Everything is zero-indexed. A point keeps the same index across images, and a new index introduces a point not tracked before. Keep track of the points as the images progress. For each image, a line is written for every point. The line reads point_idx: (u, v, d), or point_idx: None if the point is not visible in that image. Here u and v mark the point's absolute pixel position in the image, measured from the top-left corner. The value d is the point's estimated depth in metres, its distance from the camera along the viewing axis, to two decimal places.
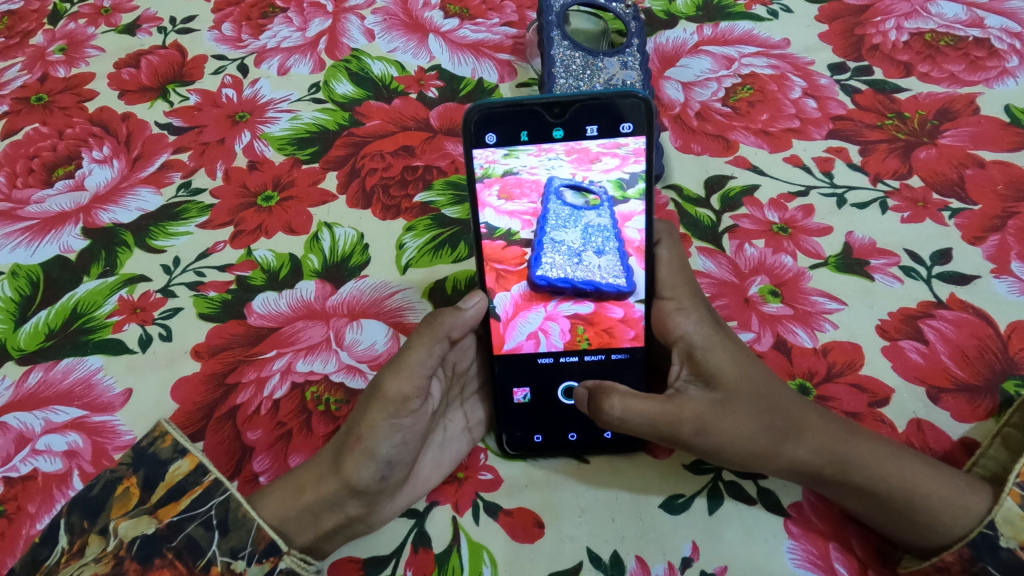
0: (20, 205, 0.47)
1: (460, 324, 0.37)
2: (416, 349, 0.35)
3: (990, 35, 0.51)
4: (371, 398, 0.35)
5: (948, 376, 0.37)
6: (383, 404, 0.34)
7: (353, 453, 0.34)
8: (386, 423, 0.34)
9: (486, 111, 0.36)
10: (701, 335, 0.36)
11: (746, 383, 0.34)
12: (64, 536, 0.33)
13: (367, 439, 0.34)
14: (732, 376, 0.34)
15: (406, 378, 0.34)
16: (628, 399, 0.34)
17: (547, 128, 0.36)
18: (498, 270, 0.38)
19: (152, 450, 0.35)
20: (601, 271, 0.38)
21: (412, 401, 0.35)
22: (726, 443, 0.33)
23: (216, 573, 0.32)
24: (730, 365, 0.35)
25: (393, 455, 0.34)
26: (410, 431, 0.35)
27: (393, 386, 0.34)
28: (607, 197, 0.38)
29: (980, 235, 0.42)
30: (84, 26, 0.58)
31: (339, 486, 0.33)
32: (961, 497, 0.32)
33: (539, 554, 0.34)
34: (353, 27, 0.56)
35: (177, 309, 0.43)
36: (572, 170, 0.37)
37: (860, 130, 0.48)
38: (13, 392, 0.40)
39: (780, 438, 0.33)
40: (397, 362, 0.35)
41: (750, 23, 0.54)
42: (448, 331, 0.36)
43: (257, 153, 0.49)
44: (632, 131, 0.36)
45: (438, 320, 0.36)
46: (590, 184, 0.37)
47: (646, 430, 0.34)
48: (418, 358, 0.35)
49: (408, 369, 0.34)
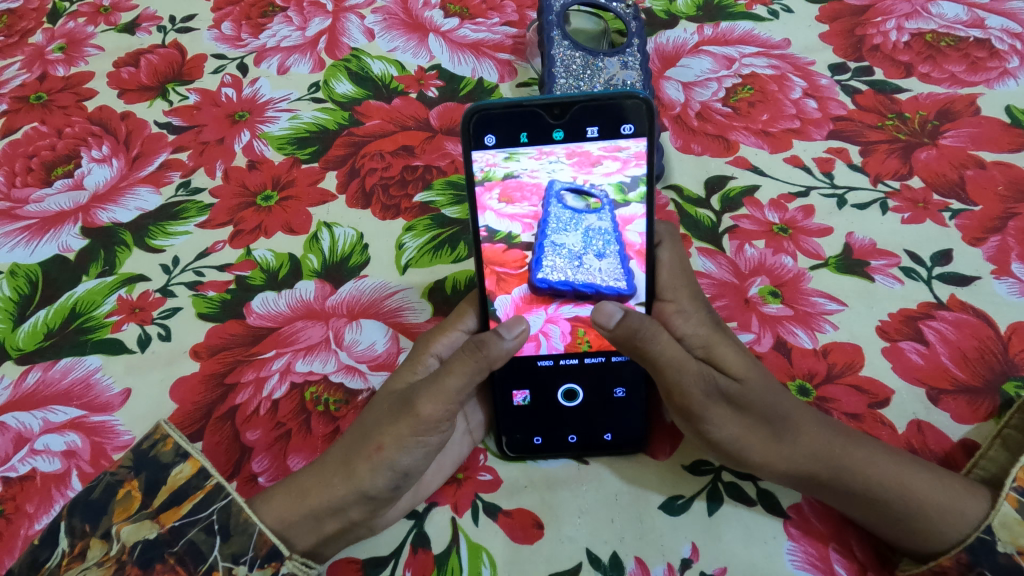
0: (19, 204, 0.47)
1: (500, 354, 0.34)
2: (457, 374, 0.33)
3: (991, 36, 0.51)
4: (401, 412, 0.34)
5: (948, 377, 0.37)
6: (412, 422, 0.33)
7: (372, 462, 0.33)
8: (410, 438, 0.34)
9: (485, 113, 0.35)
10: (701, 335, 0.36)
11: (752, 373, 0.35)
12: (64, 539, 0.33)
13: (388, 450, 0.34)
14: (740, 369, 0.35)
15: (441, 402, 0.33)
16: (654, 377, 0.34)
17: (546, 130, 0.36)
18: (499, 273, 0.38)
19: (153, 454, 0.35)
20: (602, 273, 0.38)
21: (444, 423, 0.34)
22: (726, 429, 0.34)
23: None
24: (738, 361, 0.35)
25: (412, 467, 0.34)
26: (433, 445, 0.35)
27: (428, 407, 0.33)
28: (608, 200, 0.37)
29: (981, 236, 0.42)
30: (84, 25, 0.58)
31: (351, 491, 0.33)
32: (959, 502, 0.32)
33: (538, 555, 0.34)
34: (353, 27, 0.56)
35: (176, 308, 0.43)
36: (573, 173, 0.37)
37: (860, 131, 0.47)
38: (12, 392, 0.40)
39: (779, 430, 0.34)
40: (435, 381, 0.34)
41: (751, 23, 0.54)
42: (491, 362, 0.34)
43: (257, 153, 0.49)
44: (633, 132, 0.35)
45: (483, 349, 0.34)
46: (591, 187, 0.37)
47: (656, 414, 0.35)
48: (458, 384, 0.34)
49: (446, 393, 0.33)
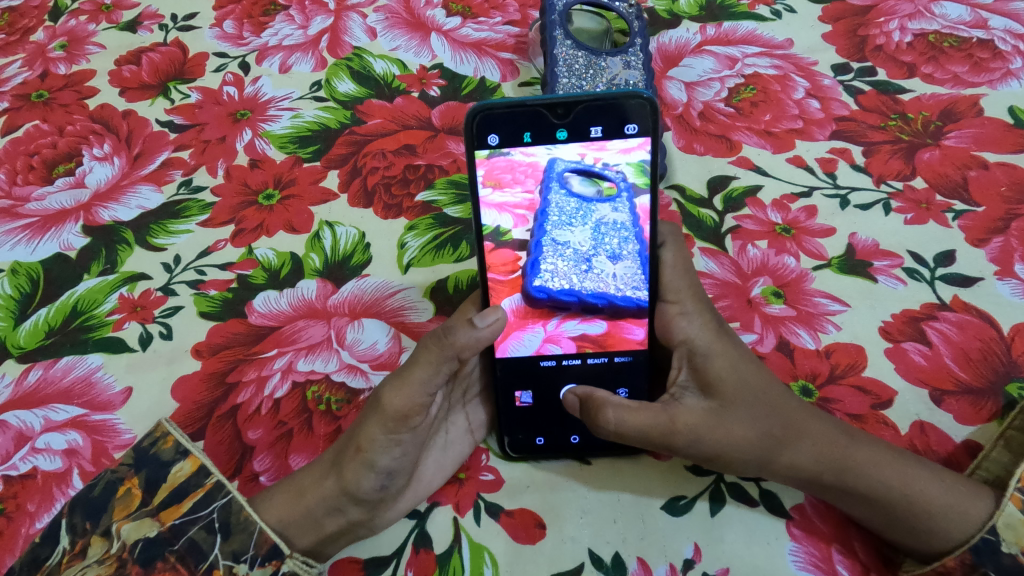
0: (20, 202, 0.47)
1: (473, 341, 0.34)
2: (422, 365, 0.34)
3: (994, 36, 0.51)
4: (371, 409, 0.34)
5: (951, 378, 0.37)
6: (382, 420, 0.34)
7: (354, 462, 0.34)
8: (384, 436, 0.34)
9: (488, 113, 0.34)
10: (702, 341, 0.36)
11: (744, 389, 0.34)
12: (65, 536, 0.33)
13: (367, 451, 0.34)
14: (729, 386, 0.34)
15: (407, 394, 0.34)
16: (621, 412, 0.34)
17: (550, 129, 0.35)
18: (489, 281, 0.37)
19: (153, 451, 0.35)
20: (616, 280, 0.38)
21: (413, 418, 0.34)
22: (721, 450, 0.34)
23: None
24: (729, 374, 0.35)
25: (394, 466, 0.34)
26: (412, 442, 0.35)
27: (393, 401, 0.34)
28: (620, 190, 0.36)
29: (984, 237, 0.42)
30: (85, 23, 0.58)
31: (339, 491, 0.34)
32: (962, 502, 0.32)
33: (540, 555, 0.34)
34: (355, 26, 0.56)
35: (177, 307, 0.43)
36: (576, 164, 0.36)
37: (863, 131, 0.47)
38: (13, 390, 0.40)
39: (776, 446, 0.33)
40: (401, 374, 0.34)
41: (753, 23, 0.54)
42: (459, 350, 0.34)
43: (258, 152, 0.49)
44: (637, 132, 0.35)
45: (448, 337, 0.34)
46: (600, 174, 0.36)
47: (639, 442, 0.35)
48: (423, 375, 0.34)
49: (411, 385, 0.34)
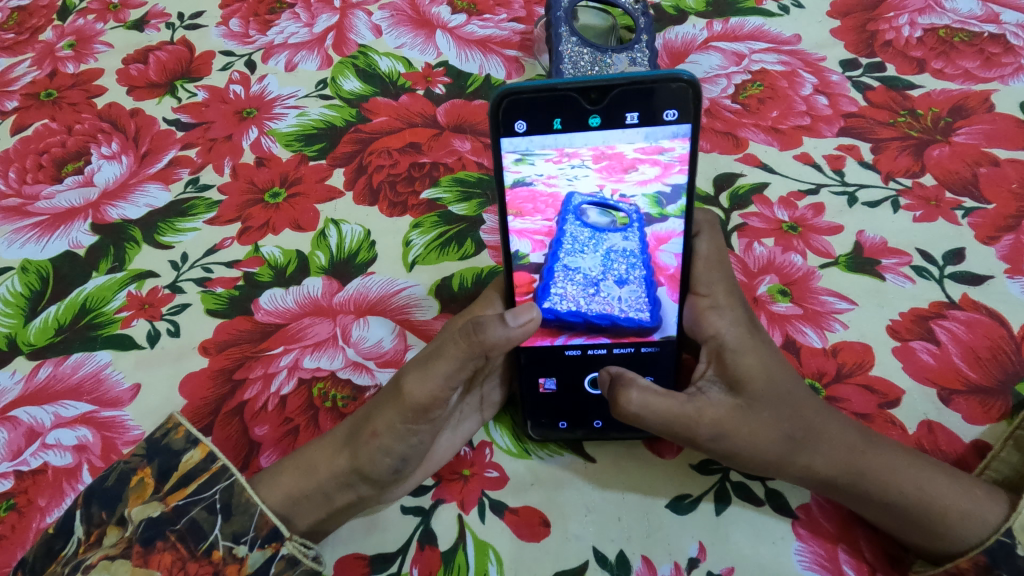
0: (30, 201, 0.48)
1: (502, 341, 0.33)
2: (448, 360, 0.33)
3: (1005, 31, 0.50)
4: (393, 397, 0.34)
5: (960, 377, 0.37)
6: (401, 409, 0.34)
7: (369, 445, 0.34)
8: (401, 426, 0.34)
9: (516, 97, 0.32)
10: (733, 338, 0.36)
11: (772, 389, 0.34)
12: (79, 528, 0.34)
13: (383, 437, 0.34)
14: (758, 385, 0.34)
15: (429, 387, 0.33)
16: (646, 395, 0.34)
17: (582, 115, 0.32)
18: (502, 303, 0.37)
19: (165, 442, 0.35)
20: (622, 303, 0.37)
21: (433, 411, 0.34)
22: (741, 448, 0.33)
23: (219, 556, 0.32)
24: (758, 372, 0.34)
25: (409, 453, 0.34)
26: (429, 433, 0.35)
27: (414, 393, 0.34)
28: (635, 218, 0.36)
29: (994, 235, 0.41)
30: (93, 22, 0.58)
31: (350, 469, 0.34)
32: (978, 507, 0.32)
33: (545, 554, 0.34)
34: (361, 23, 0.56)
35: (184, 305, 0.43)
36: (599, 182, 0.35)
37: (872, 128, 0.47)
38: (24, 386, 0.40)
39: (795, 447, 0.33)
40: (426, 365, 0.34)
41: (760, 19, 0.54)
42: (488, 348, 0.33)
43: (265, 150, 0.49)
44: (676, 119, 0.32)
45: (477, 334, 0.33)
46: (617, 203, 0.35)
47: (661, 428, 0.34)
48: (447, 370, 0.33)
49: (433, 379, 0.33)
